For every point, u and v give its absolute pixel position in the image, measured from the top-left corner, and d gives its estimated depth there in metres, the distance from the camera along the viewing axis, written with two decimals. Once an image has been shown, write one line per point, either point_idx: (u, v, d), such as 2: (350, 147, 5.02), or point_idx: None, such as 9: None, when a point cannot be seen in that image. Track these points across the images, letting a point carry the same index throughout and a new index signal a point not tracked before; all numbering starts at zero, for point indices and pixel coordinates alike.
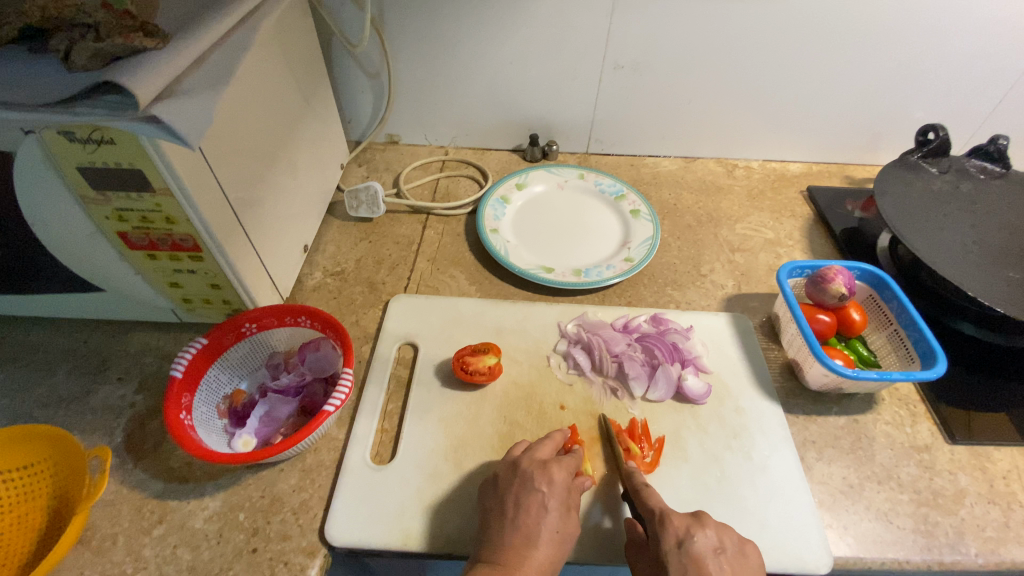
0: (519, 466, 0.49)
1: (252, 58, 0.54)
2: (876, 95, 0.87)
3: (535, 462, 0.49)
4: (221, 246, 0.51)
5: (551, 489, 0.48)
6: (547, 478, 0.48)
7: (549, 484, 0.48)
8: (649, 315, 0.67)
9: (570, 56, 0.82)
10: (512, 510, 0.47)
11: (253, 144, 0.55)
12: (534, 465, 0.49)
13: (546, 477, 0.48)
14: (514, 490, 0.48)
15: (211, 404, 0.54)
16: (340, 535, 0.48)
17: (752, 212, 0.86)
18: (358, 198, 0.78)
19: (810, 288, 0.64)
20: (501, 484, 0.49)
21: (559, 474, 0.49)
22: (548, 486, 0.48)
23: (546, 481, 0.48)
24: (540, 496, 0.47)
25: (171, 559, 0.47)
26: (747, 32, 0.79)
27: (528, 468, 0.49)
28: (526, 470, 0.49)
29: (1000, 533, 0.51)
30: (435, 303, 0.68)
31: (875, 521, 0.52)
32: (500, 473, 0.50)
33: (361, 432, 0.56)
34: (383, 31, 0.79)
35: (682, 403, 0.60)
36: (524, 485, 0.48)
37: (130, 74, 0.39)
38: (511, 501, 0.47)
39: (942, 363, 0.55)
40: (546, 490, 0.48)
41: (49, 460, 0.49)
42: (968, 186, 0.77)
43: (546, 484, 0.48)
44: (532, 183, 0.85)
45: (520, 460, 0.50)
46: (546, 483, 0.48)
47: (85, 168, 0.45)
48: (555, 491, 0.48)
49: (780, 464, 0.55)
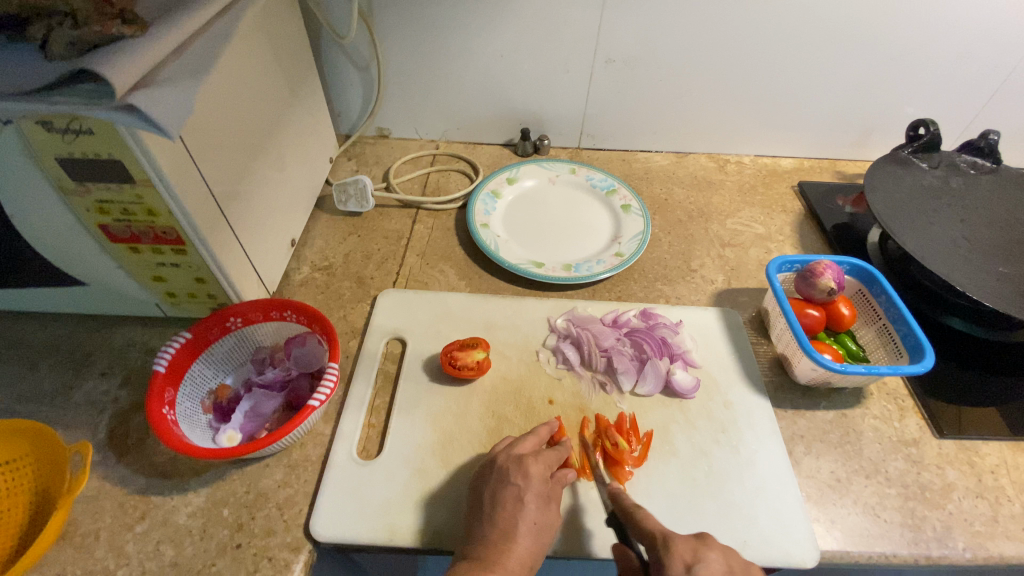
0: (496, 462, 0.50)
1: (236, 48, 0.53)
2: (868, 90, 0.86)
3: (511, 456, 0.50)
4: (204, 239, 0.51)
5: (526, 482, 0.48)
6: (523, 472, 0.48)
7: (524, 478, 0.48)
8: (639, 309, 0.67)
9: (562, 49, 0.81)
10: (489, 504, 0.47)
11: (237, 136, 0.54)
12: (510, 461, 0.49)
13: (521, 470, 0.48)
14: (491, 485, 0.48)
15: (196, 399, 0.54)
16: (325, 531, 0.48)
17: (743, 207, 0.85)
18: (347, 192, 0.77)
19: (800, 283, 0.63)
20: (480, 478, 0.49)
21: (535, 468, 0.49)
22: (523, 479, 0.48)
23: (522, 475, 0.48)
24: (516, 489, 0.47)
25: (154, 555, 0.46)
26: (739, 26, 0.78)
27: (504, 464, 0.49)
28: (503, 465, 0.49)
29: (988, 527, 0.51)
30: (424, 297, 0.67)
31: (862, 515, 0.52)
32: (480, 470, 0.50)
33: (348, 427, 0.55)
34: (372, 23, 0.78)
35: (671, 397, 0.59)
36: (500, 480, 0.48)
37: (107, 62, 0.38)
38: (487, 496, 0.47)
39: (929, 357, 0.55)
40: (522, 484, 0.47)
41: (29, 457, 0.49)
42: (958, 181, 0.77)
43: (521, 477, 0.48)
44: (523, 177, 0.84)
45: (498, 456, 0.50)
46: (521, 476, 0.48)
47: (65, 158, 0.44)
48: (531, 484, 0.48)
49: (768, 459, 0.55)
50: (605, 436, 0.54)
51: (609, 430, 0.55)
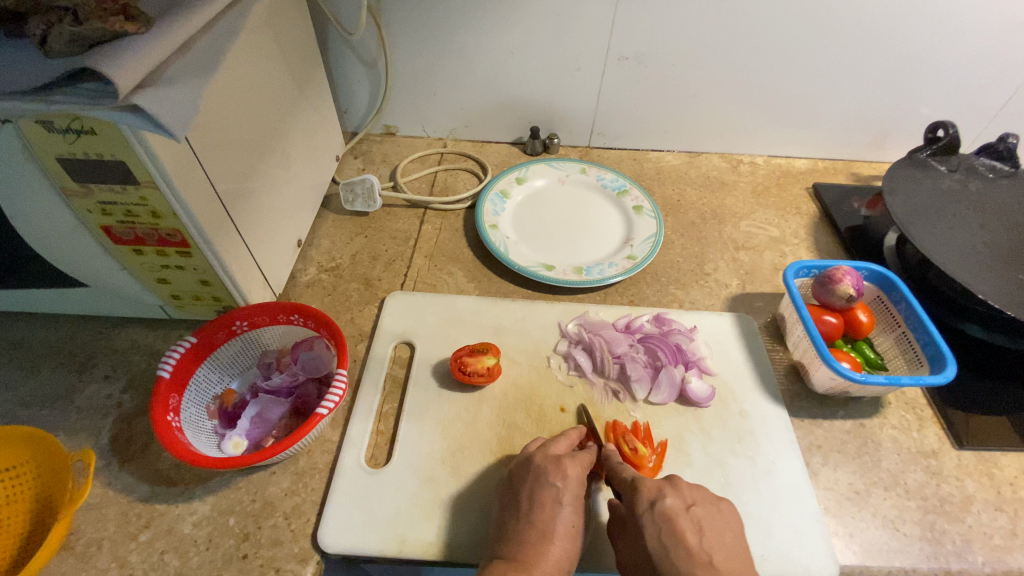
0: (533, 461, 0.49)
1: (243, 45, 0.52)
2: (885, 89, 0.84)
3: (549, 457, 0.49)
4: (209, 241, 0.49)
5: (565, 484, 0.47)
6: (561, 473, 0.47)
7: (563, 479, 0.47)
8: (652, 314, 0.65)
9: (573, 45, 0.79)
10: (526, 504, 0.46)
11: (243, 135, 0.53)
12: (548, 461, 0.48)
13: (560, 472, 0.47)
14: (528, 484, 0.47)
15: (201, 405, 0.53)
16: (333, 542, 0.47)
17: (756, 209, 0.84)
18: (354, 191, 0.76)
19: (817, 289, 0.62)
20: (513, 479, 0.48)
21: (573, 469, 0.48)
22: (562, 480, 0.47)
23: (561, 476, 0.47)
24: (554, 491, 0.47)
25: (159, 565, 0.45)
26: (757, 23, 0.76)
27: (542, 463, 0.48)
28: (541, 464, 0.48)
29: (1008, 541, 0.50)
30: (432, 300, 0.66)
31: (881, 528, 0.51)
32: (514, 469, 0.49)
33: (356, 434, 0.54)
34: (380, 19, 0.77)
35: (685, 406, 0.58)
36: (538, 480, 0.47)
37: (108, 61, 0.36)
38: (525, 496, 0.47)
39: (951, 368, 0.53)
40: (561, 485, 0.47)
41: (31, 463, 0.47)
42: (977, 185, 0.76)
43: (560, 478, 0.47)
44: (532, 177, 0.83)
45: (534, 455, 0.49)
46: (560, 478, 0.47)
47: (66, 159, 0.43)
48: (569, 485, 0.47)
49: (786, 470, 0.54)
50: (623, 440, 0.54)
51: (627, 436, 0.54)
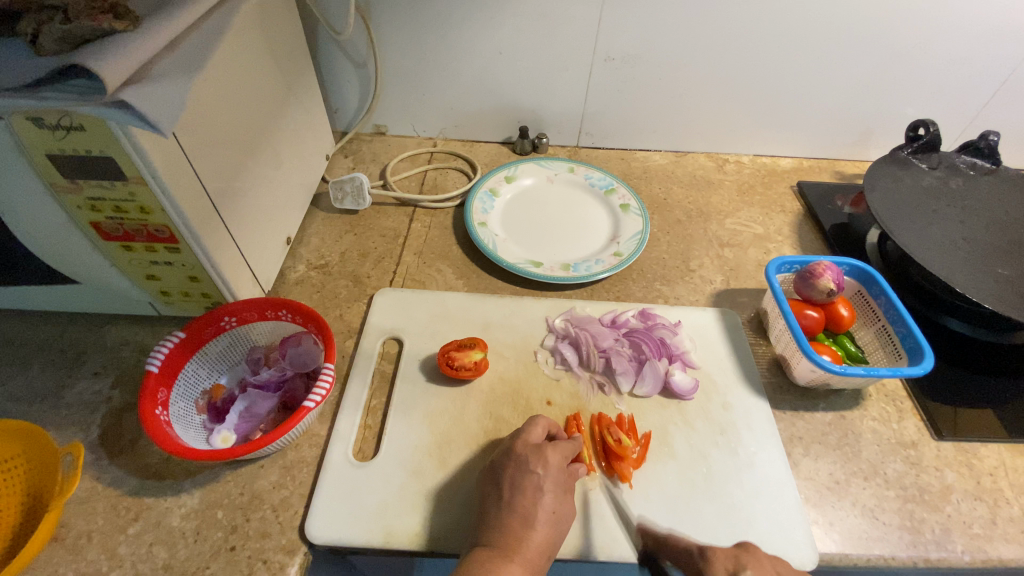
0: (514, 450, 0.49)
1: (232, 44, 0.53)
2: (868, 89, 0.86)
3: (529, 445, 0.49)
4: (197, 237, 0.50)
5: (547, 471, 0.48)
6: (542, 461, 0.48)
7: (544, 466, 0.48)
8: (638, 309, 0.66)
9: (561, 46, 0.81)
10: (508, 493, 0.47)
11: (232, 132, 0.54)
12: (529, 450, 0.49)
13: (541, 459, 0.48)
14: (510, 472, 0.48)
15: (190, 400, 0.53)
16: (321, 533, 0.47)
17: (741, 207, 0.85)
18: (344, 190, 0.77)
19: (799, 284, 0.63)
20: (495, 468, 0.49)
21: (554, 457, 0.49)
22: (543, 468, 0.48)
23: (542, 463, 0.48)
24: (536, 478, 0.47)
25: (147, 557, 0.45)
26: (742, 23, 0.78)
27: (523, 452, 0.49)
28: (522, 453, 0.49)
29: (987, 530, 0.51)
30: (420, 297, 0.67)
31: (861, 517, 0.52)
32: (495, 459, 0.50)
33: (344, 428, 0.55)
34: (369, 19, 0.78)
35: (669, 399, 0.59)
36: (519, 468, 0.48)
37: (97, 58, 0.37)
38: (507, 483, 0.47)
39: (928, 359, 0.54)
40: (542, 472, 0.48)
41: (21, 457, 0.48)
42: (957, 182, 0.77)
43: (542, 466, 0.48)
44: (521, 176, 0.84)
45: (514, 444, 0.50)
46: (542, 466, 0.48)
47: (56, 155, 0.43)
48: (550, 473, 0.48)
49: (766, 461, 0.55)
50: (608, 432, 0.54)
51: (611, 428, 0.55)
